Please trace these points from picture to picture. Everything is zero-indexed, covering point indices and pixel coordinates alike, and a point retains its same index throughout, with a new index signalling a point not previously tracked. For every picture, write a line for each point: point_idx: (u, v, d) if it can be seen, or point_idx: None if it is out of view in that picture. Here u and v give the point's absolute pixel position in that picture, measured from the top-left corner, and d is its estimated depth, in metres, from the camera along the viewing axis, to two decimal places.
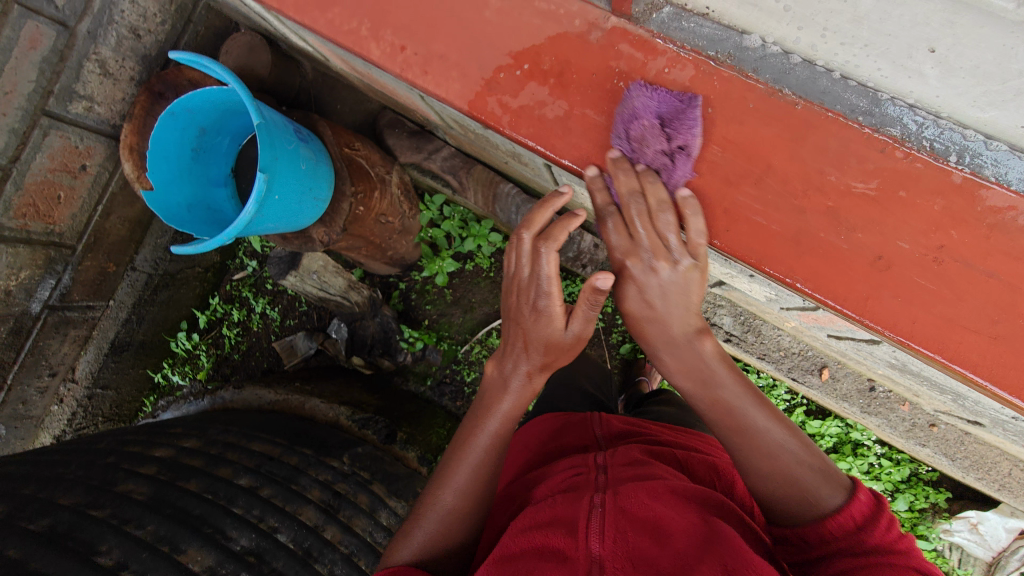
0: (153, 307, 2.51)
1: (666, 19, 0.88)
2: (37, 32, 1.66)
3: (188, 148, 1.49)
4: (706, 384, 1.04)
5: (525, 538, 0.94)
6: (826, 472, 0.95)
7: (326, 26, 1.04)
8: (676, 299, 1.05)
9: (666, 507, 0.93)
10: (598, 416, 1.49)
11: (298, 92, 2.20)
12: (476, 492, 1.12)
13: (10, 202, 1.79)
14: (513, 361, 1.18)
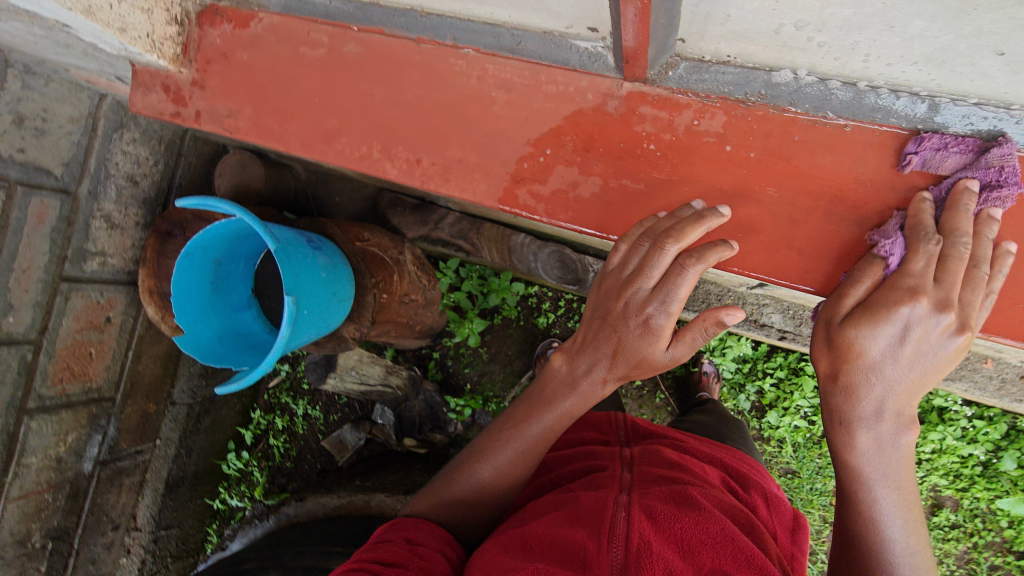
0: (199, 436, 2.50)
1: (684, 74, 0.90)
2: (42, 206, 1.66)
3: (208, 283, 1.49)
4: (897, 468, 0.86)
5: (549, 531, 0.96)
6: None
7: (337, 155, 1.11)
8: (918, 386, 0.82)
9: (694, 518, 0.95)
10: (621, 416, 1.48)
11: (295, 195, 2.24)
12: (514, 477, 1.14)
13: (46, 371, 1.81)
14: (591, 362, 1.00)
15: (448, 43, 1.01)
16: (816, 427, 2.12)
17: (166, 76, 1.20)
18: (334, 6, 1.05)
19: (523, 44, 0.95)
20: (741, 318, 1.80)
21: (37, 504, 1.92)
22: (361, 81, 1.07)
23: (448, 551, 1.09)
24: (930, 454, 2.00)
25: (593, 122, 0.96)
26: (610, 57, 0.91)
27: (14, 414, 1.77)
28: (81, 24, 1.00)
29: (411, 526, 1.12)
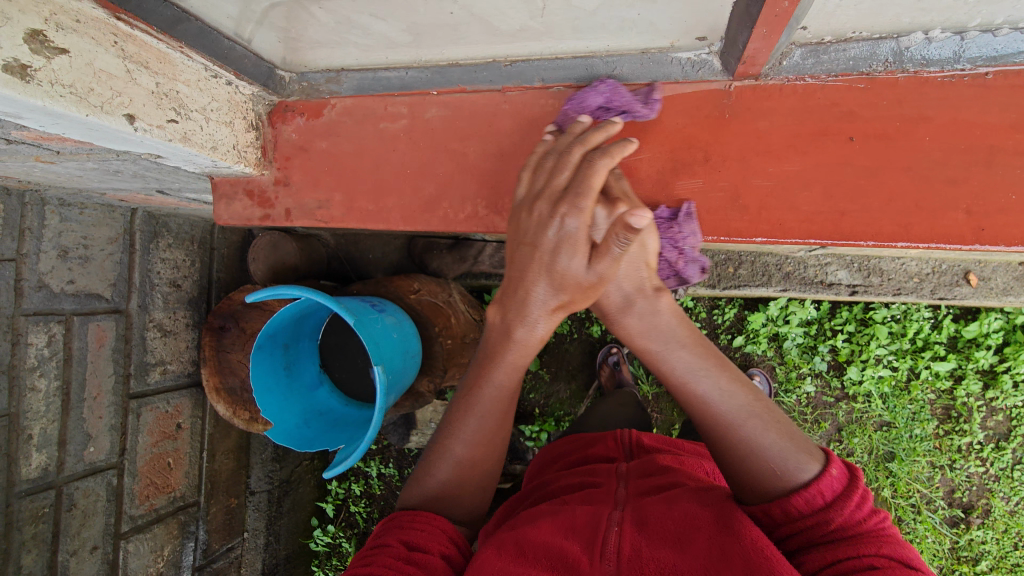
0: (284, 519, 2.43)
1: (804, 60, 0.90)
2: (100, 330, 1.67)
3: (282, 369, 1.49)
4: (666, 343, 1.02)
5: (533, 539, 0.94)
6: (794, 440, 0.94)
7: (441, 221, 1.09)
8: (633, 261, 1.01)
9: (685, 516, 0.93)
10: (627, 430, 1.43)
11: (329, 261, 2.22)
12: (489, 447, 1.15)
13: (132, 492, 1.80)
14: (523, 291, 1.00)
15: (535, 85, 1.01)
16: (900, 372, 2.07)
17: (247, 181, 1.18)
18: (410, 76, 1.04)
19: (620, 68, 0.96)
20: (807, 282, 1.76)
21: None
22: (450, 143, 1.06)
23: (451, 556, 1.02)
24: None
25: (710, 130, 0.96)
26: (716, 60, 0.93)
27: (111, 541, 1.76)
28: (173, 151, 0.98)
29: (409, 524, 1.04)
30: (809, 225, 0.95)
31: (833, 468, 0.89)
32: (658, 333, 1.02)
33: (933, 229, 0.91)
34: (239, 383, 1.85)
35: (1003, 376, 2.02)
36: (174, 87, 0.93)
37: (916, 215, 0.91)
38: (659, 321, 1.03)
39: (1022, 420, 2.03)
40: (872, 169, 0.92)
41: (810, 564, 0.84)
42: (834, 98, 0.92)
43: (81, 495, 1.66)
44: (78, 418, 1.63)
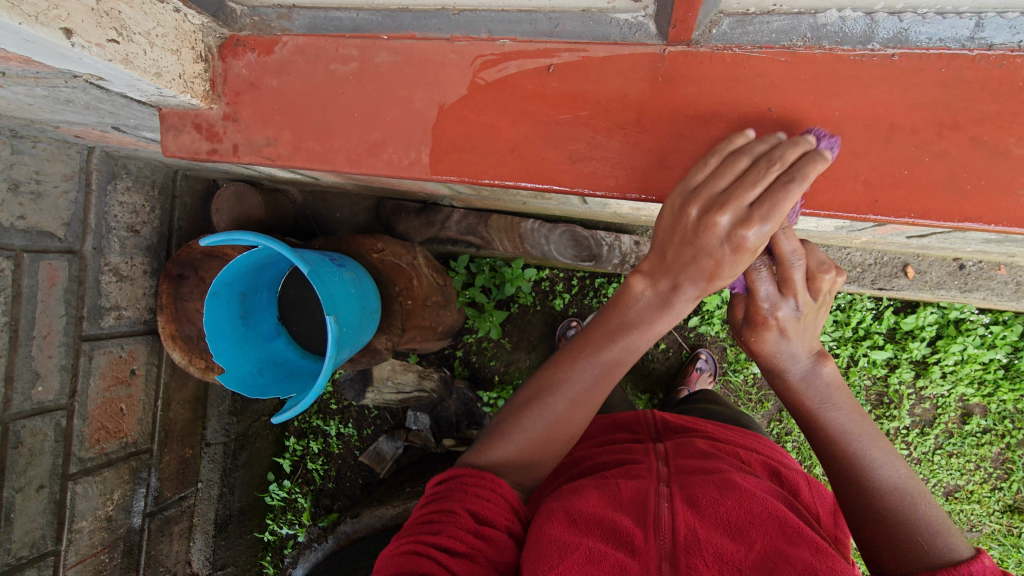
0: (239, 472, 2.47)
1: (728, 30, 0.88)
2: (52, 269, 1.65)
3: (238, 317, 1.49)
4: (824, 403, 1.07)
5: (593, 509, 1.02)
6: (946, 524, 0.97)
7: (386, 166, 1.03)
8: (806, 334, 1.04)
9: (737, 498, 1.00)
10: (650, 413, 1.55)
11: (296, 218, 2.21)
12: (575, 416, 1.15)
13: (82, 435, 1.80)
14: (676, 280, 0.98)
15: (482, 37, 0.96)
16: (841, 359, 2.19)
17: (196, 114, 1.11)
18: (361, 17, 0.99)
19: (562, 26, 0.92)
20: None
21: (94, 566, 1.93)
22: (400, 89, 1.01)
23: (514, 528, 1.07)
24: (953, 365, 2.13)
25: (648, 91, 0.91)
26: (652, 24, 0.89)
27: (58, 481, 1.76)
28: (115, 74, 0.94)
29: (476, 495, 1.07)
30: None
31: (975, 562, 0.88)
32: (817, 394, 1.07)
33: (834, 199, 0.91)
34: (196, 332, 1.84)
35: (933, 366, 2.14)
36: (115, 6, 0.88)
37: (832, 187, 0.90)
38: (823, 385, 1.08)
39: (946, 408, 2.16)
40: (787, 139, 0.89)
41: None
42: (761, 69, 0.89)
43: (27, 433, 1.65)
44: (27, 355, 1.61)
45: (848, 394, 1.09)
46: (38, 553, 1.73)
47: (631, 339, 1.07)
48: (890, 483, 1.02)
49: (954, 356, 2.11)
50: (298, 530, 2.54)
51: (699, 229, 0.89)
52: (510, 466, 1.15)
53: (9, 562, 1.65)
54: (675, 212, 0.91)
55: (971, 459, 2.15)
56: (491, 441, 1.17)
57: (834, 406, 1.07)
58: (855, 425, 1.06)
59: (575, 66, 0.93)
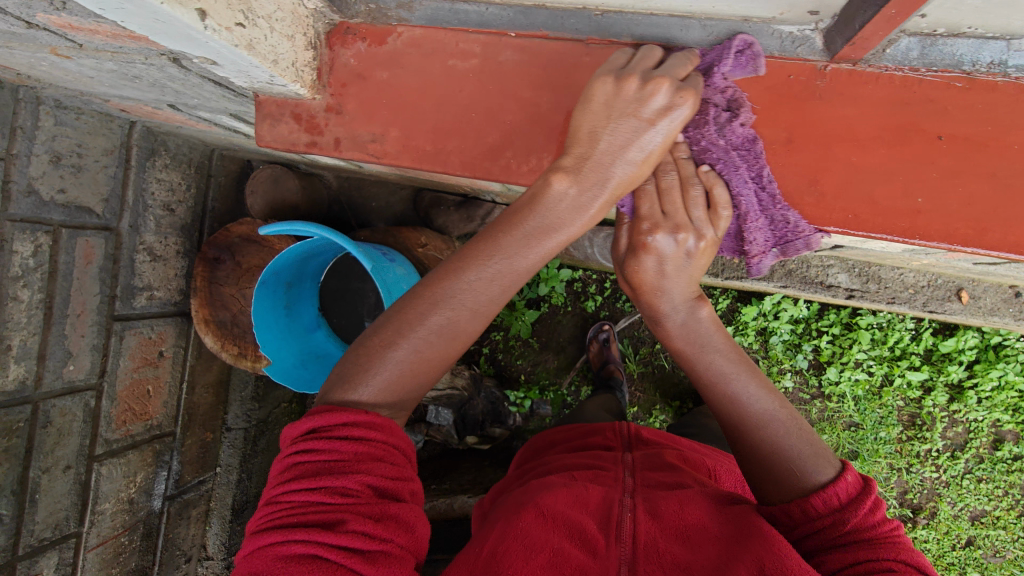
0: (258, 458, 2.38)
1: (905, 47, 0.80)
2: (89, 246, 1.60)
3: (283, 307, 1.47)
4: (700, 347, 1.02)
5: (551, 503, 0.98)
6: (817, 447, 0.93)
7: (502, 173, 0.96)
8: (685, 275, 0.97)
9: (698, 512, 0.96)
10: (626, 423, 1.48)
11: (329, 204, 2.17)
12: (472, 331, 0.92)
13: (109, 416, 1.76)
14: (606, 164, 0.85)
15: (622, 41, 0.89)
16: (876, 377, 2.16)
17: (296, 104, 1.04)
18: (491, 12, 0.91)
19: (717, 35, 0.85)
20: (807, 281, 1.82)
21: (114, 548, 1.90)
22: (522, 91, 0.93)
23: (415, 485, 0.90)
24: (989, 391, 2.11)
25: (797, 112, 0.84)
26: (820, 38, 0.83)
27: (85, 462, 1.72)
28: (232, 59, 0.86)
29: (371, 464, 0.83)
30: (886, 219, 0.83)
31: (836, 483, 0.87)
32: (694, 338, 1.02)
33: (1007, 241, 0.80)
34: (230, 317, 1.79)
35: (969, 391, 2.12)
36: None
37: (993, 227, 0.80)
38: (700, 328, 1.03)
39: (978, 433, 2.15)
40: (954, 172, 0.80)
41: (830, 563, 0.81)
42: (931, 93, 0.81)
43: (57, 413, 1.61)
44: (60, 334, 1.57)
45: (727, 335, 1.04)
46: (61, 535, 1.69)
47: (543, 241, 0.89)
48: (765, 414, 0.97)
49: (988, 382, 2.10)
50: None
51: (637, 100, 0.81)
52: (394, 398, 0.91)
53: (32, 543, 1.61)
54: (606, 101, 0.83)
55: (1000, 484, 2.14)
56: (350, 383, 0.89)
57: (718, 360, 1.01)
58: (732, 362, 1.01)
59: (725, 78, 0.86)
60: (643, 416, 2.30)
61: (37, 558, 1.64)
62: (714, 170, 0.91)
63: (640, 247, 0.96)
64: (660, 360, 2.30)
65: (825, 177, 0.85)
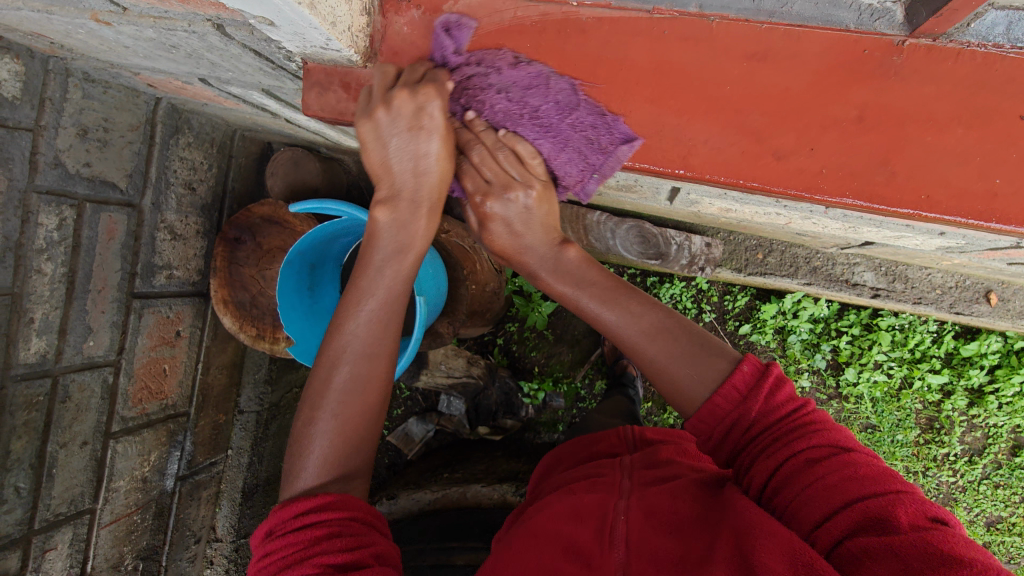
0: (268, 442, 2.43)
1: (991, 23, 0.72)
2: (111, 222, 1.59)
3: (306, 289, 1.46)
4: (578, 282, 1.05)
5: (543, 526, 1.01)
6: (704, 344, 0.97)
7: None
8: (534, 224, 1.07)
9: (691, 501, 0.95)
10: (631, 427, 1.47)
11: (348, 188, 2.15)
12: (381, 352, 1.02)
13: (126, 393, 1.76)
14: (403, 158, 0.99)
15: (688, 12, 0.81)
16: (894, 379, 2.14)
17: (347, 72, 0.97)
18: None
19: (792, 6, 0.77)
20: (832, 279, 1.82)
21: (128, 526, 1.90)
22: (586, 66, 0.86)
23: (381, 547, 0.92)
24: (1010, 396, 2.09)
25: (872, 91, 0.77)
26: (902, 11, 0.74)
27: (101, 439, 1.72)
28: (292, 23, 0.81)
29: (326, 545, 0.88)
30: (961, 201, 0.77)
31: (735, 374, 0.92)
32: (571, 276, 1.06)
33: None
34: (248, 299, 1.78)
35: (989, 396, 2.10)
36: None
37: None
38: (575, 266, 1.08)
39: (996, 439, 2.13)
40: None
41: (759, 471, 0.86)
42: (1015, 72, 0.74)
43: (76, 388, 1.61)
44: (81, 309, 1.56)
45: (601, 267, 1.09)
46: (76, 511, 1.69)
47: (396, 265, 1.03)
48: (651, 326, 1.00)
49: (1011, 387, 2.07)
50: None
51: (393, 116, 0.93)
52: (337, 468, 0.97)
53: (48, 517, 1.61)
54: (376, 140, 0.98)
55: (1017, 491, 2.12)
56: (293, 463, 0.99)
57: (600, 296, 1.03)
58: (608, 288, 1.05)
59: (793, 51, 0.78)
60: (658, 412, 2.28)
61: (52, 533, 1.64)
62: (510, 131, 0.99)
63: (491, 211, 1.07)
64: None
65: (898, 160, 0.78)
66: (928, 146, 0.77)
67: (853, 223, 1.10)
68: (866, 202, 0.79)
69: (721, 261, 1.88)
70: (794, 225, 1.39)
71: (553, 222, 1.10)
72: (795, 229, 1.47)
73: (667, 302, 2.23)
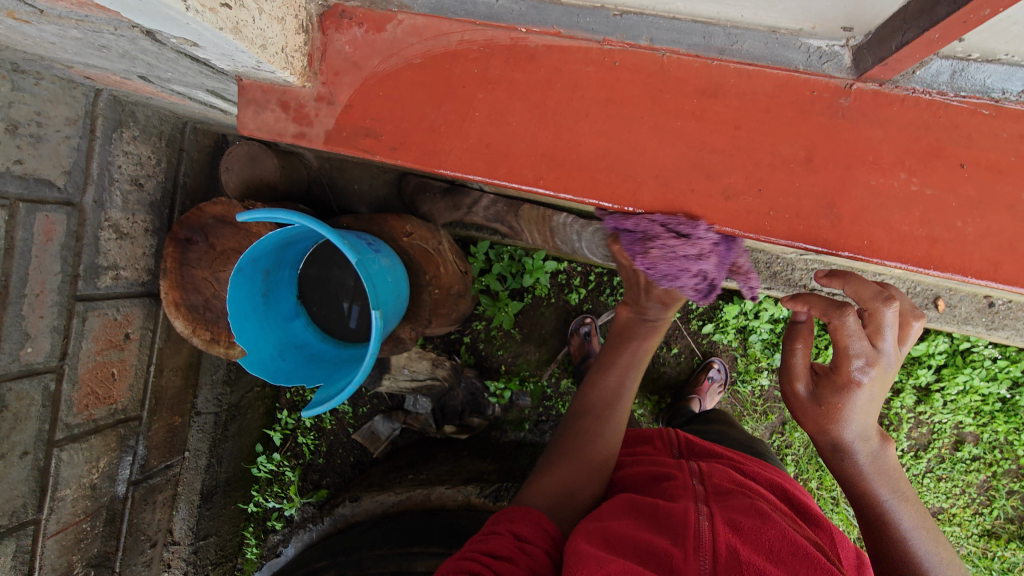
0: (228, 443, 2.37)
1: (934, 72, 0.74)
2: (49, 222, 1.49)
3: (260, 296, 1.41)
4: (865, 441, 1.08)
5: (627, 529, 0.99)
6: None
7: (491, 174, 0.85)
8: (863, 408, 1.05)
9: (780, 530, 0.94)
10: (674, 431, 1.46)
11: (309, 185, 2.08)
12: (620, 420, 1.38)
13: (70, 400, 1.68)
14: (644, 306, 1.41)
15: (640, 45, 0.80)
16: None
17: (284, 90, 0.93)
18: (501, 4, 0.81)
19: (742, 44, 0.77)
20: (791, 283, 1.87)
21: (76, 534, 1.83)
22: (536, 93, 0.82)
23: (545, 546, 1.07)
24: (955, 394, 2.18)
25: (818, 130, 0.77)
26: (848, 56, 0.75)
27: (44, 447, 1.64)
28: (221, 41, 0.78)
29: (519, 517, 1.11)
30: (903, 247, 0.77)
31: None
32: (878, 461, 1.09)
33: None
34: (202, 301, 1.71)
35: (936, 394, 2.18)
36: None
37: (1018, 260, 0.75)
38: (883, 464, 1.09)
39: (941, 434, 2.23)
40: (976, 202, 0.75)
41: None
42: (957, 119, 0.75)
43: (13, 397, 1.52)
44: (16, 315, 1.47)
45: (908, 484, 1.11)
46: (18, 523, 1.62)
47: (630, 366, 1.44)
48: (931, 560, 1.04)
49: (957, 386, 2.17)
50: (286, 504, 2.46)
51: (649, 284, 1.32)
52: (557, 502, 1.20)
53: None
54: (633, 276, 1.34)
55: (958, 483, 2.24)
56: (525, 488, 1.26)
57: (890, 479, 1.09)
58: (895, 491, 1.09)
59: (742, 88, 0.78)
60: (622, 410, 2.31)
61: None
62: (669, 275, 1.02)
63: (851, 385, 1.03)
64: None
65: (845, 201, 0.77)
66: (872, 189, 0.77)
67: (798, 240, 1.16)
68: (818, 246, 0.79)
69: None
70: None
71: (875, 402, 1.05)
72: None
73: None
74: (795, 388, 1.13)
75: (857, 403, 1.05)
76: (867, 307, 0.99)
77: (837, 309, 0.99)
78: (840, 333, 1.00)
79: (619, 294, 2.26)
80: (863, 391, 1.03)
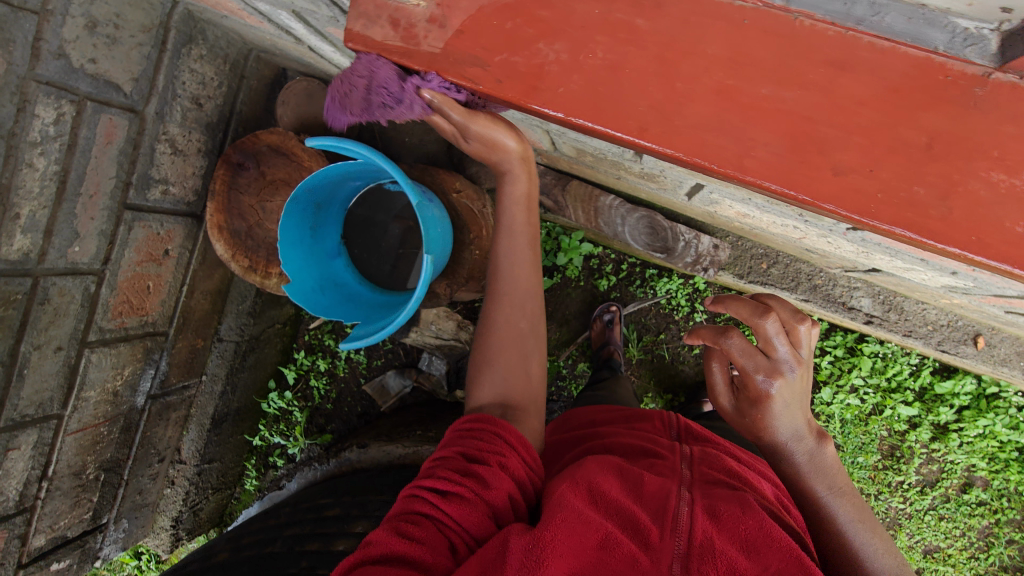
0: (244, 373, 2.40)
1: None
2: (111, 125, 1.51)
3: (309, 229, 1.42)
4: (796, 438, 1.13)
5: (608, 483, 0.97)
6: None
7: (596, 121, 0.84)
8: (786, 413, 1.10)
9: (758, 518, 0.92)
10: (675, 415, 1.44)
11: (360, 131, 2.08)
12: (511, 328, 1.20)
13: (107, 304, 1.71)
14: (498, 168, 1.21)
15: (775, 4, 0.79)
16: (867, 405, 2.18)
17: (397, 8, 0.94)
18: None
19: (883, 16, 0.75)
20: (830, 299, 1.86)
21: (93, 437, 1.88)
22: (656, 44, 0.82)
23: (490, 462, 0.99)
24: (972, 437, 2.15)
25: (946, 117, 0.73)
26: (995, 42, 0.72)
27: (76, 346, 1.68)
28: None
29: (467, 438, 1.04)
30: None
31: None
32: (814, 465, 1.15)
33: None
34: (245, 228, 1.72)
35: (953, 433, 2.16)
36: None
37: None
38: (817, 461, 1.15)
39: (951, 474, 2.20)
40: None
41: None
42: None
43: (56, 292, 1.55)
44: (69, 212, 1.49)
45: (846, 479, 1.17)
46: (43, 414, 1.66)
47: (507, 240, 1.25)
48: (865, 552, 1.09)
49: (976, 430, 2.14)
50: (290, 443, 2.52)
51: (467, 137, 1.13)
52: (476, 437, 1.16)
53: (14, 417, 1.58)
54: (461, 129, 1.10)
55: (960, 525, 2.22)
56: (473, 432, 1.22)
57: (820, 472, 1.15)
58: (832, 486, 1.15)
59: (877, 64, 0.75)
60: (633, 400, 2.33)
61: (17, 433, 1.60)
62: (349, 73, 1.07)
63: (763, 397, 1.09)
64: (662, 350, 2.29)
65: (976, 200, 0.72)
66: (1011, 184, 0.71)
67: (865, 245, 1.15)
68: (923, 235, 0.74)
69: (724, 265, 1.91)
70: (806, 240, 1.42)
71: (797, 405, 1.10)
72: (801, 243, 1.50)
73: (661, 295, 2.25)
74: (721, 402, 1.24)
75: (776, 411, 1.10)
76: (749, 317, 1.06)
77: (722, 334, 1.11)
78: (734, 355, 1.10)
79: (650, 288, 2.26)
80: (774, 402, 1.09)
